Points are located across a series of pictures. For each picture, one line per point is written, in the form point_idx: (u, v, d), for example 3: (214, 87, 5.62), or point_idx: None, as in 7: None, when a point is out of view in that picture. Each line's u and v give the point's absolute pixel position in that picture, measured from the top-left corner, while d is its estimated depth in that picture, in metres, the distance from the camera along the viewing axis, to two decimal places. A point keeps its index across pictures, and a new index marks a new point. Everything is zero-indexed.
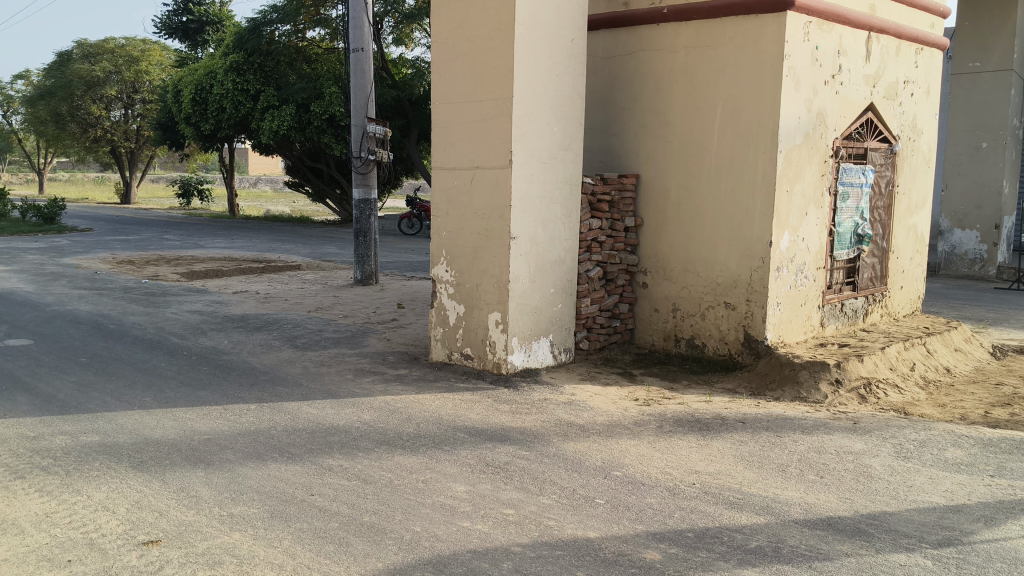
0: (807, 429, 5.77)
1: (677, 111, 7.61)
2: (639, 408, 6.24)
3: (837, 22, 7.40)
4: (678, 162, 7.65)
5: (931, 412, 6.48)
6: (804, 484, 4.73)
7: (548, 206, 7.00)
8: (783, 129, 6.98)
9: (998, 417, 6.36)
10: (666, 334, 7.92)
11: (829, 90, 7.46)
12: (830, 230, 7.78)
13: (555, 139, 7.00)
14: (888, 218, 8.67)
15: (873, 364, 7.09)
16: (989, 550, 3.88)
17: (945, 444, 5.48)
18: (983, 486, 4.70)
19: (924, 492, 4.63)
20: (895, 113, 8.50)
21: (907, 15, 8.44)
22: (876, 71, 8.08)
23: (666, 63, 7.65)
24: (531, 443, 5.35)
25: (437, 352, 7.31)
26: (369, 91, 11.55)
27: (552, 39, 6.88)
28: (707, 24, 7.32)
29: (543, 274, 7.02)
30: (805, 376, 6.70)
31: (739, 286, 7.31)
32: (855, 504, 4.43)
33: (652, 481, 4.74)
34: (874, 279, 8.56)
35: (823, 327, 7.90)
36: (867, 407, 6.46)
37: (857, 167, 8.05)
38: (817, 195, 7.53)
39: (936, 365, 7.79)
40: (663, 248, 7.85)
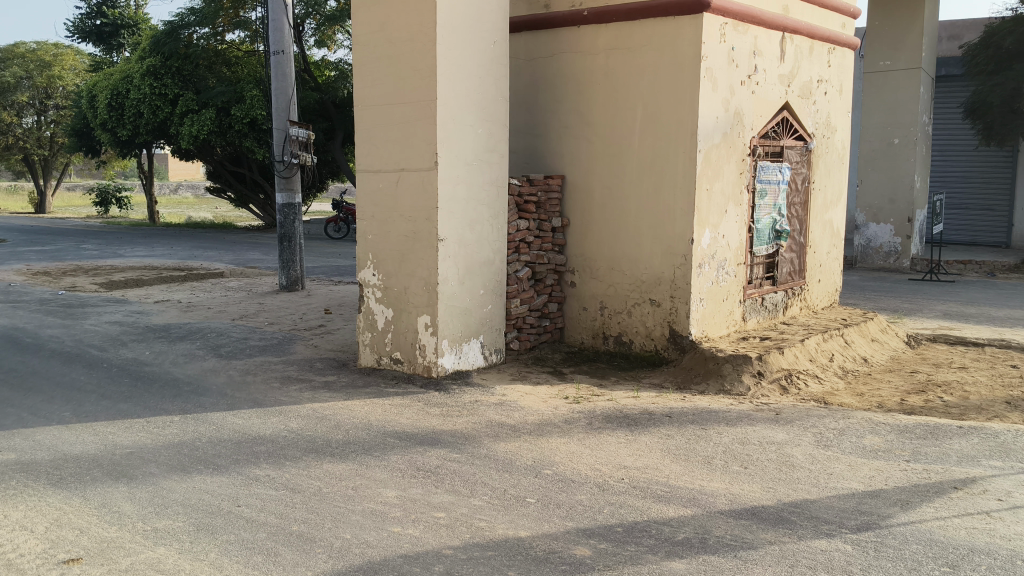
0: (731, 420, 5.90)
1: (599, 112, 7.70)
2: (569, 405, 6.29)
3: (752, 22, 7.57)
4: (601, 162, 7.73)
5: (850, 400, 6.71)
6: (729, 475, 4.83)
7: (475, 207, 7.01)
8: (701, 129, 7.12)
9: (913, 404, 6.59)
10: (594, 331, 8.00)
11: (745, 90, 7.63)
12: (749, 227, 7.95)
13: (480, 140, 7.01)
14: (805, 214, 8.91)
15: (794, 356, 7.30)
16: (906, 533, 4.01)
17: (862, 431, 5.65)
18: (900, 471, 4.87)
19: (843, 479, 4.77)
20: (809, 111, 8.74)
21: (819, 16, 8.68)
22: (790, 70, 8.30)
23: (587, 65, 7.73)
24: (461, 446, 5.35)
25: (366, 357, 7.24)
26: (291, 93, 11.39)
27: (474, 40, 6.89)
28: (626, 25, 7.43)
29: (472, 275, 7.02)
30: (728, 369, 6.85)
31: (663, 283, 7.43)
32: (778, 493, 4.54)
33: (582, 478, 4.78)
34: (792, 273, 8.79)
35: (745, 321, 8.09)
36: (788, 397, 6.64)
37: (774, 165, 8.25)
38: (736, 193, 7.70)
39: (854, 355, 8.04)
40: (588, 248, 7.93)
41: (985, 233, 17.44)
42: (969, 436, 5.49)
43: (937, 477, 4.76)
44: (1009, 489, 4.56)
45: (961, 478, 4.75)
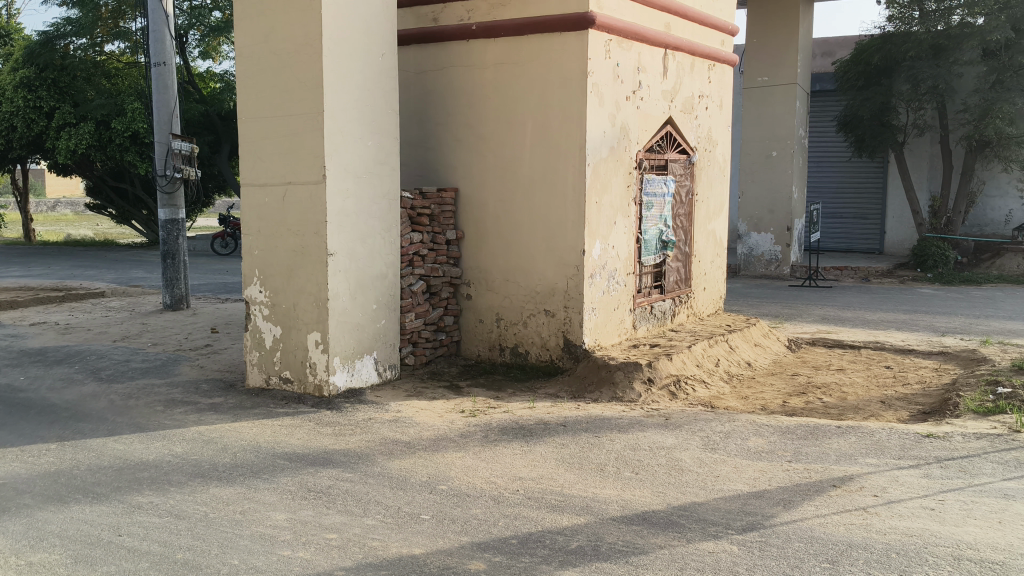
0: (623, 427, 6.00)
1: (489, 125, 7.74)
2: (465, 419, 6.28)
3: (635, 39, 7.75)
4: (493, 176, 7.77)
5: (735, 404, 6.93)
6: (621, 481, 4.91)
7: (366, 220, 6.93)
8: (589, 143, 7.26)
9: (794, 405, 6.86)
10: (490, 343, 8.00)
11: (630, 105, 7.81)
12: (637, 238, 8.12)
13: (370, 153, 6.94)
14: (689, 224, 9.15)
15: (682, 362, 7.50)
16: (789, 531, 4.16)
17: (747, 434, 5.83)
18: (783, 472, 5.04)
19: (729, 480, 4.91)
20: (691, 125, 9.00)
21: (699, 34, 8.95)
22: (673, 86, 8.53)
23: (477, 79, 7.76)
24: (354, 465, 5.27)
25: (254, 377, 7.06)
26: (173, 106, 11.06)
27: (361, 54, 6.83)
28: (514, 40, 7.50)
29: (364, 289, 6.94)
30: (620, 376, 6.97)
31: (556, 294, 7.52)
32: (668, 497, 4.64)
33: (477, 491, 4.78)
34: (679, 281, 9.02)
35: (636, 329, 8.24)
36: (677, 402, 6.81)
37: (660, 178, 8.46)
38: (624, 205, 7.86)
39: (738, 359, 8.30)
40: (483, 260, 7.94)
41: (859, 240, 18.26)
42: (847, 435, 5.73)
43: (818, 476, 4.95)
44: (884, 485, 4.76)
45: (840, 476, 4.94)
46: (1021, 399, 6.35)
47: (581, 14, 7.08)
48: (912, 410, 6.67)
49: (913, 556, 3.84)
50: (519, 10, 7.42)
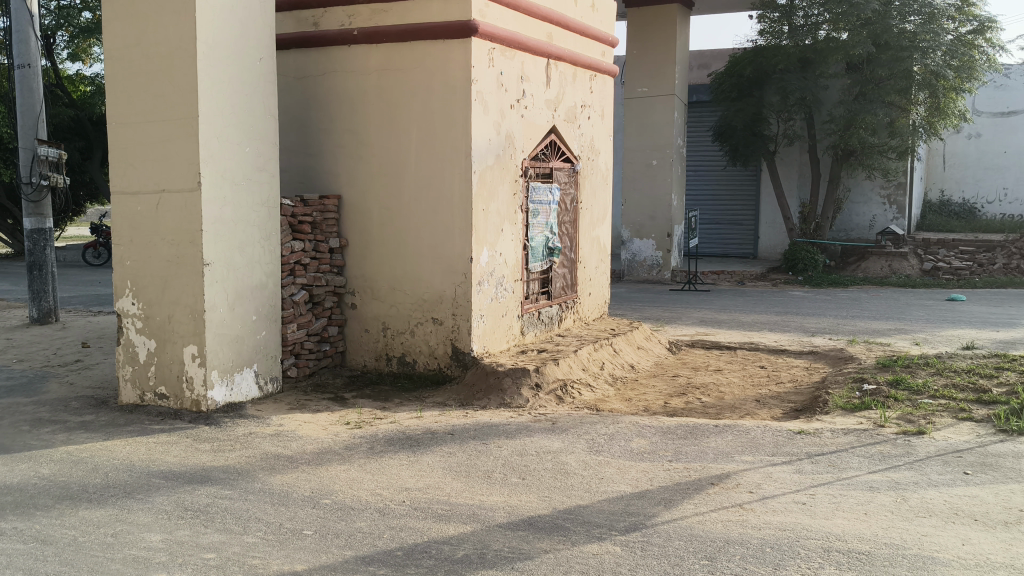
0: (510, 433, 6.03)
1: (372, 132, 7.66)
2: (350, 431, 6.19)
3: (518, 48, 7.82)
4: (378, 184, 7.69)
5: (619, 406, 7.07)
6: (508, 487, 4.93)
7: (245, 229, 6.76)
8: (475, 150, 7.29)
9: (675, 405, 7.06)
10: (376, 353, 7.91)
11: (514, 113, 7.87)
12: (523, 245, 8.18)
13: (248, 159, 6.77)
14: (575, 231, 9.28)
15: (568, 366, 7.60)
16: (670, 530, 4.26)
17: (630, 435, 5.96)
18: (664, 471, 5.17)
19: (613, 482, 5.00)
20: (575, 135, 9.14)
21: (580, 44, 9.11)
22: (556, 95, 8.64)
23: (359, 85, 7.68)
24: (234, 482, 5.12)
25: (127, 393, 6.78)
26: (39, 110, 10.52)
27: (239, 58, 6.66)
28: (397, 47, 7.47)
29: (243, 300, 6.77)
30: (508, 383, 7.02)
31: (444, 302, 7.50)
32: (554, 501, 4.69)
33: (362, 504, 4.72)
34: (565, 287, 9.14)
35: (524, 335, 8.30)
36: (564, 406, 6.91)
37: (545, 186, 8.55)
38: (510, 213, 7.92)
39: (622, 362, 8.47)
40: (368, 269, 7.85)
41: (734, 245, 18.93)
42: (724, 434, 5.92)
43: (697, 474, 5.09)
44: (758, 481, 4.94)
45: (717, 473, 5.11)
46: (884, 394, 6.71)
47: (464, 22, 7.12)
48: (785, 408, 6.95)
49: (786, 549, 3.99)
50: (401, 16, 7.40)
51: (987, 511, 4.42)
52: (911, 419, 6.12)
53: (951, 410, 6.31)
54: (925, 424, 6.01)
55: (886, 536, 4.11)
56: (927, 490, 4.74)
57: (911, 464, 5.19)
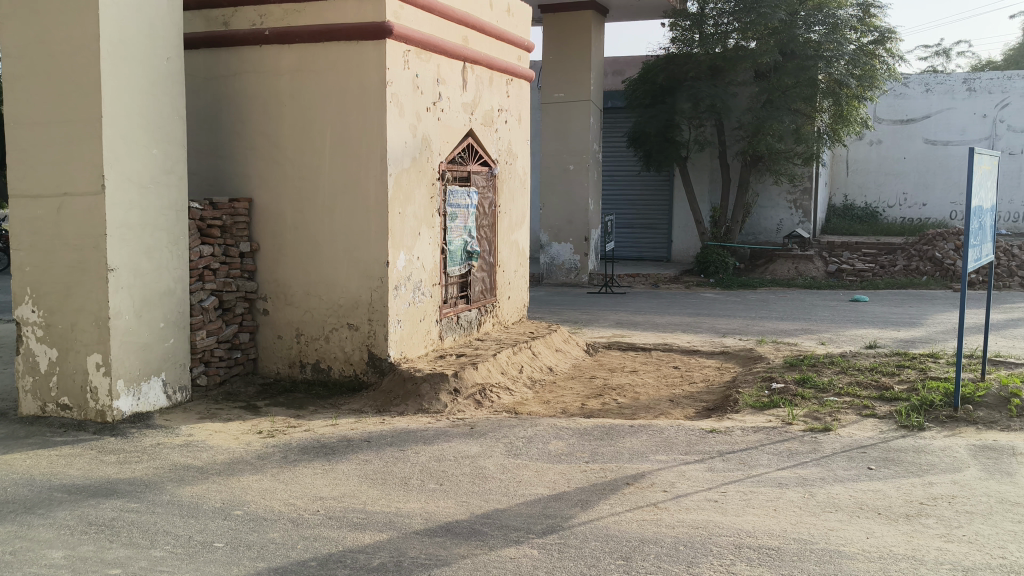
0: (427, 439, 5.99)
1: (286, 134, 7.53)
2: (263, 440, 6.06)
3: (433, 51, 7.79)
4: (292, 187, 7.56)
5: (537, 409, 7.10)
6: (425, 494, 4.90)
7: (152, 233, 6.57)
8: (390, 153, 7.22)
9: (593, 407, 7.12)
10: (290, 360, 7.77)
11: (430, 116, 7.84)
12: (441, 248, 8.15)
13: (156, 162, 6.58)
14: (493, 235, 9.28)
15: (487, 371, 7.60)
16: (586, 531, 4.29)
17: (548, 437, 5.99)
18: (581, 472, 5.21)
19: (530, 485, 5.02)
20: (492, 138, 9.15)
21: (497, 49, 9.13)
22: (472, 99, 8.64)
23: (271, 87, 7.55)
24: (141, 494, 4.96)
25: (27, 405, 6.50)
26: None
27: (144, 57, 6.46)
28: (310, 48, 7.36)
29: (150, 307, 6.57)
30: (426, 388, 6.98)
31: (359, 307, 7.42)
32: (471, 506, 4.68)
33: (274, 515, 4.62)
34: (484, 291, 9.13)
35: (442, 339, 8.26)
36: (483, 411, 6.91)
37: (462, 189, 8.52)
38: (427, 216, 7.87)
39: (540, 365, 8.51)
40: (281, 274, 7.70)
41: (649, 248, 19.25)
42: (639, 434, 6.00)
43: (613, 475, 5.15)
44: (672, 480, 5.02)
45: (632, 473, 5.17)
46: (792, 393, 6.90)
47: (378, 23, 7.06)
48: (697, 407, 7.09)
49: (699, 547, 4.06)
50: (315, 17, 7.30)
51: (889, 504, 4.58)
52: (817, 416, 6.32)
53: (855, 407, 6.53)
54: (831, 421, 6.20)
55: (794, 532, 4.22)
56: (833, 485, 4.89)
57: (818, 460, 5.35)
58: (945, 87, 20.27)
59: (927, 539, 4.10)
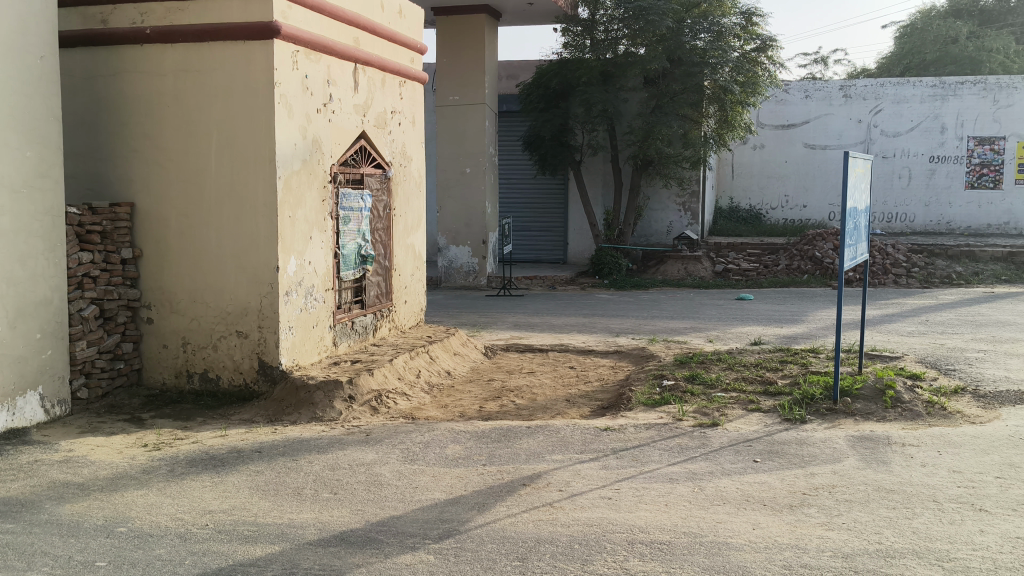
0: (322, 447, 5.89)
1: (169, 136, 7.29)
2: (148, 453, 5.85)
3: (323, 51, 7.66)
4: (176, 191, 7.32)
5: (434, 413, 7.07)
6: (319, 503, 4.81)
7: (26, 240, 6.25)
8: (279, 155, 7.08)
9: (490, 409, 7.13)
10: (176, 370, 7.51)
11: (321, 118, 7.71)
12: (334, 253, 8.02)
13: (30, 165, 6.27)
14: (388, 238, 9.19)
15: (383, 376, 7.52)
16: (482, 534, 4.29)
17: (445, 442, 5.96)
18: (478, 475, 5.21)
19: (427, 490, 4.99)
20: (385, 141, 9.06)
21: (388, 50, 9.06)
22: (364, 101, 8.54)
23: (153, 87, 7.29)
24: (17, 514, 4.70)
25: None
26: None
27: (16, 55, 6.15)
28: (194, 48, 7.15)
29: (25, 318, 6.25)
30: (320, 396, 6.86)
31: (249, 314, 7.23)
32: (366, 514, 4.62)
33: (161, 531, 4.45)
34: (379, 295, 9.02)
35: (337, 346, 8.13)
36: (378, 417, 6.84)
37: (356, 192, 8.40)
38: (319, 220, 7.73)
39: (438, 369, 8.47)
40: (166, 281, 7.44)
41: (546, 251, 19.45)
42: (536, 434, 6.04)
43: (510, 476, 5.17)
44: (567, 480, 5.08)
45: (529, 474, 5.20)
46: (682, 390, 7.08)
47: (265, 23, 6.92)
48: (593, 406, 7.19)
49: (593, 544, 4.11)
50: (199, 16, 7.09)
51: (774, 495, 4.74)
52: (706, 412, 6.49)
53: (741, 402, 6.74)
54: (719, 416, 6.38)
55: (684, 525, 4.33)
56: (721, 479, 5.03)
57: (706, 455, 5.49)
58: (823, 94, 21.12)
59: (810, 528, 4.26)
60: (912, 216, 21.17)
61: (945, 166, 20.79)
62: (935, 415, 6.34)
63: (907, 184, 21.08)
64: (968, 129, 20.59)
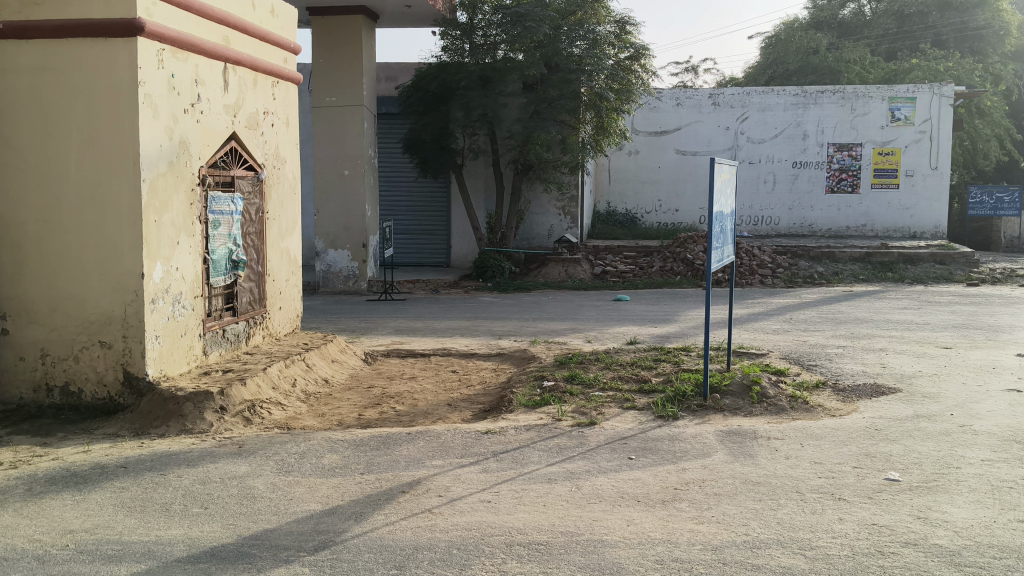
0: (192, 461, 5.68)
1: (26, 137, 6.91)
2: (3, 473, 5.51)
3: (191, 50, 7.40)
4: (33, 194, 6.94)
5: (311, 422, 6.93)
6: (189, 519, 4.64)
7: None
8: (144, 157, 6.79)
9: (369, 417, 7.03)
10: (34, 384, 7.11)
11: (189, 118, 7.44)
12: (203, 258, 7.75)
13: None
14: (261, 242, 8.95)
15: (256, 387, 7.30)
16: (359, 544, 4.22)
17: (322, 451, 5.85)
18: (355, 484, 5.13)
19: (302, 501, 4.87)
20: (257, 142, 8.83)
21: (260, 49, 8.83)
22: (235, 101, 8.30)
23: (6, 85, 6.90)
24: None
25: None
26: None
27: None
28: (51, 44, 6.81)
29: None
30: (189, 408, 6.63)
31: (113, 323, 6.91)
32: (238, 528, 4.48)
33: (16, 554, 4.20)
34: (252, 302, 8.77)
35: (207, 355, 7.86)
36: (252, 428, 6.66)
37: (226, 196, 8.14)
38: (187, 224, 7.45)
39: (314, 378, 8.29)
40: (23, 289, 7.03)
41: (428, 254, 19.37)
42: (415, 441, 5.99)
43: (388, 484, 5.10)
44: (447, 485, 5.05)
45: (408, 481, 5.15)
46: (561, 390, 7.16)
47: (127, 20, 6.63)
48: (474, 409, 7.20)
49: (472, 549, 4.11)
50: (56, 11, 6.75)
51: (648, 491, 4.85)
52: (584, 411, 6.59)
53: (617, 400, 6.88)
54: (596, 415, 6.49)
55: (562, 525, 4.37)
56: (597, 477, 5.11)
57: (584, 454, 5.57)
58: (693, 102, 21.84)
59: (681, 523, 4.37)
60: (777, 219, 22.12)
61: (807, 171, 21.79)
62: (798, 408, 6.63)
63: (772, 189, 22.02)
64: (828, 136, 21.63)
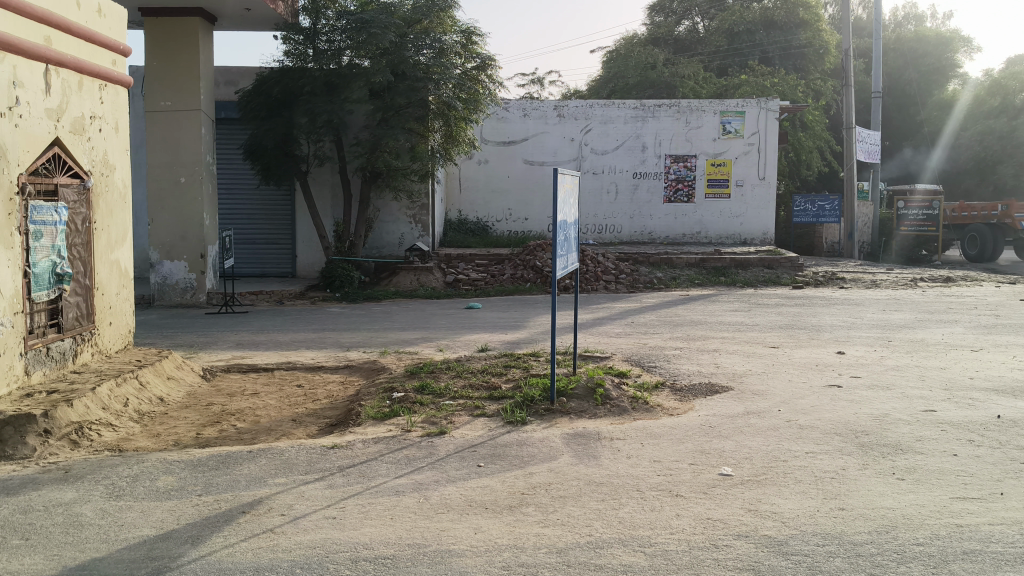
0: (11, 490, 5.29)
1: None
2: None
3: (7, 50, 6.94)
4: None
5: (144, 443, 6.61)
6: (7, 552, 4.32)
7: None
8: None
9: (208, 436, 6.77)
10: None
11: (6, 122, 6.97)
12: (24, 271, 7.27)
13: None
14: (88, 254, 8.47)
15: (84, 407, 6.89)
16: (195, 568, 4.06)
17: (156, 474, 5.58)
18: (192, 507, 4.92)
19: (134, 527, 4.63)
20: (83, 148, 8.35)
21: (85, 50, 8.36)
22: (58, 105, 7.84)
23: None
24: None
25: None
26: None
27: None
28: None
29: None
30: (9, 432, 6.17)
31: None
32: (63, 559, 4.22)
33: None
34: (80, 317, 8.25)
35: (29, 375, 7.35)
36: (80, 453, 6.29)
37: (49, 205, 7.66)
38: (5, 235, 6.96)
39: (149, 397, 7.91)
40: None
41: (272, 264, 18.88)
42: (257, 459, 5.82)
43: (227, 505, 4.92)
44: (289, 503, 4.93)
45: (248, 501, 4.99)
46: (410, 401, 7.13)
47: None
48: (319, 424, 7.05)
49: (315, 567, 4.03)
50: None
51: (495, 498, 4.89)
52: (433, 421, 6.59)
53: (467, 408, 6.91)
54: (446, 424, 6.51)
55: (408, 537, 4.35)
56: (445, 486, 5.12)
57: (432, 464, 5.56)
58: (539, 113, 22.29)
59: (527, 527, 4.44)
60: (619, 228, 22.84)
61: (646, 182, 22.63)
62: (639, 409, 6.86)
63: (614, 199, 22.73)
64: (665, 148, 22.52)
